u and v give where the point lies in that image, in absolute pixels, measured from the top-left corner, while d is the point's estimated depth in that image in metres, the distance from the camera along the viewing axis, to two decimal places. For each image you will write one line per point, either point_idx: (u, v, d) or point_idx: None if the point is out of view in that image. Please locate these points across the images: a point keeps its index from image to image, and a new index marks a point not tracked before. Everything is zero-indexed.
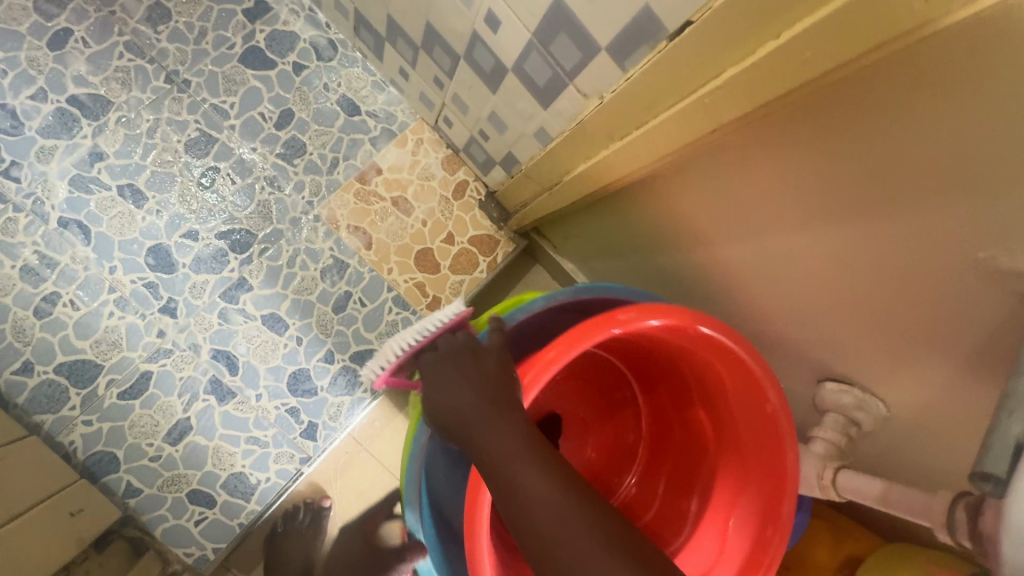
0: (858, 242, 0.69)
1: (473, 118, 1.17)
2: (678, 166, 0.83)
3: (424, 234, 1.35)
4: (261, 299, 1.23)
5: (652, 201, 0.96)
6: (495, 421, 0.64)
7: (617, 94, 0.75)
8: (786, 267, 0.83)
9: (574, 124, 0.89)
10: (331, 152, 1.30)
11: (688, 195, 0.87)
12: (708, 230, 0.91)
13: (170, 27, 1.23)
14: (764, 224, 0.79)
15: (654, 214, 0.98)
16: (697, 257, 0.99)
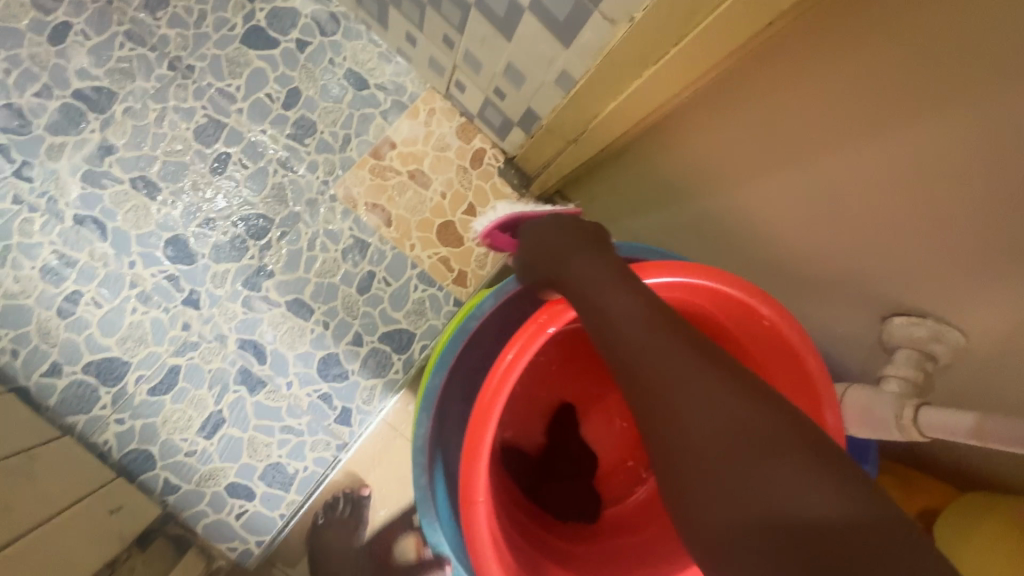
0: (937, 144, 0.62)
1: (487, 76, 1.11)
2: (725, 84, 0.77)
3: (444, 207, 1.30)
4: (283, 285, 1.19)
5: (692, 135, 0.89)
6: (584, 251, 0.75)
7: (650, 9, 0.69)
8: (847, 190, 0.76)
9: (601, 58, 0.82)
10: (342, 129, 1.26)
11: (733, 120, 0.80)
12: (754, 162, 0.84)
13: (169, 12, 1.19)
14: (823, 141, 0.72)
15: (694, 151, 0.91)
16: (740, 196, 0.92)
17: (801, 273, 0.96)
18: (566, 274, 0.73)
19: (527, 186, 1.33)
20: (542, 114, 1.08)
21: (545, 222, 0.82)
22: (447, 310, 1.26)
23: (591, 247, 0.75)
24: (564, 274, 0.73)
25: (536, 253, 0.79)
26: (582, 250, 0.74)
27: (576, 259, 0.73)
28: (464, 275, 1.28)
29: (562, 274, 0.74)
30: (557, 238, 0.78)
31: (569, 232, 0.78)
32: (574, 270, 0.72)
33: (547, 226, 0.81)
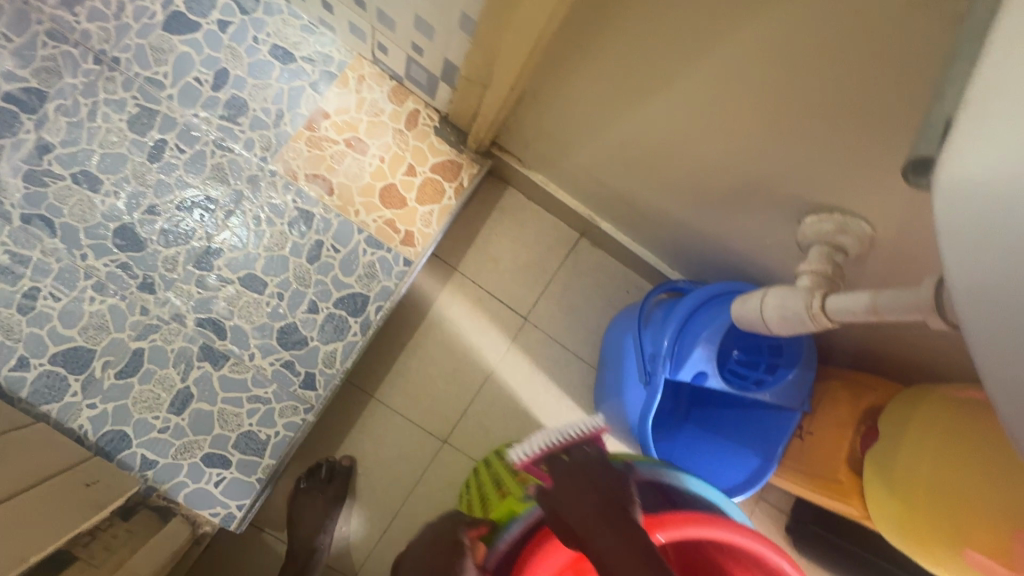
0: (792, 23, 0.64)
1: (402, 32, 1.12)
2: (601, 5, 0.79)
3: (385, 170, 1.32)
4: (234, 261, 1.23)
5: (591, 57, 0.90)
6: (610, 530, 0.79)
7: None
8: (734, 88, 0.77)
9: None
10: (274, 105, 1.28)
11: (621, 32, 0.81)
12: (650, 76, 0.85)
13: (88, 6, 1.21)
14: (700, 38, 0.73)
15: (596, 74, 0.92)
16: (647, 116, 0.94)
17: (719, 184, 0.98)
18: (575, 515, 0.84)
19: (464, 141, 1.36)
20: (458, 63, 1.10)
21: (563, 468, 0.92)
22: (399, 271, 1.30)
23: (611, 518, 0.81)
24: (574, 515, 0.84)
25: (555, 497, 0.88)
26: (592, 500, 0.84)
27: (586, 509, 0.83)
28: (411, 235, 1.32)
29: (571, 513, 0.84)
30: (572, 484, 0.88)
31: (585, 479, 0.89)
32: (577, 511, 0.83)
33: (567, 470, 0.91)
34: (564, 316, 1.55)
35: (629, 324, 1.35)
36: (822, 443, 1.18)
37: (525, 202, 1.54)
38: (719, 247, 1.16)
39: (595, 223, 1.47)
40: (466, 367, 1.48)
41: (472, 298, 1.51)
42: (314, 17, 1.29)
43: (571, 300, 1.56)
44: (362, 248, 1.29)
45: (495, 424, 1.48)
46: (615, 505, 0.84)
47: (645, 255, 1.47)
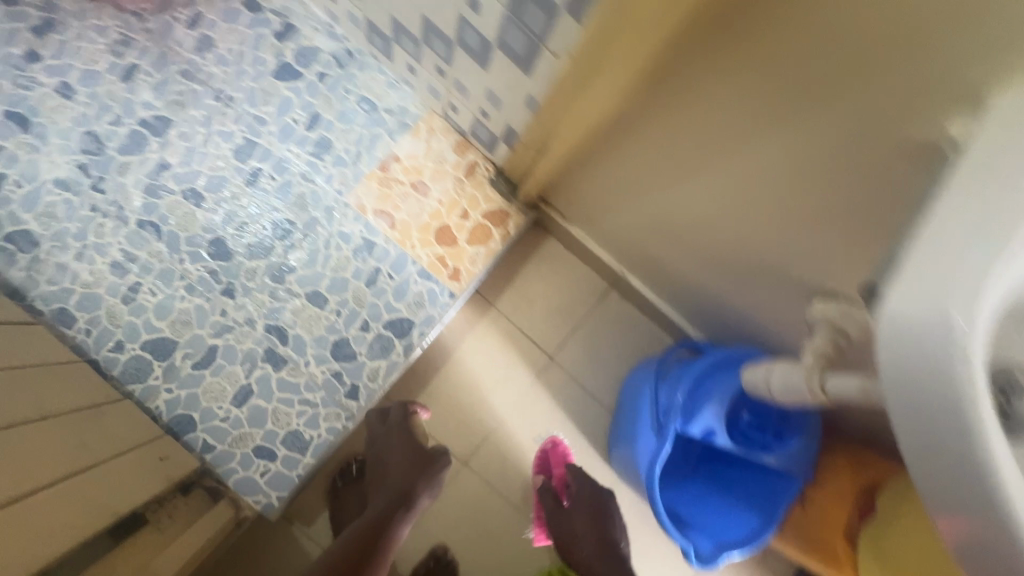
0: (800, 146, 0.77)
1: (473, 99, 1.30)
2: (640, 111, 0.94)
3: (442, 212, 1.49)
4: (304, 278, 1.40)
5: (633, 143, 1.02)
6: None
7: (581, 43, 0.86)
8: (752, 189, 0.90)
9: (553, 84, 1.00)
10: (355, 146, 1.48)
11: (662, 128, 0.93)
12: (679, 167, 0.99)
13: (215, 53, 1.44)
14: (723, 148, 0.87)
15: (635, 157, 1.05)
16: (676, 200, 1.07)
17: (739, 262, 1.09)
18: (590, 552, 1.43)
19: (514, 193, 1.52)
20: (519, 129, 1.26)
21: (587, 517, 1.47)
22: (443, 303, 1.46)
23: None
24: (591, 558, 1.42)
25: (575, 535, 1.45)
26: (603, 553, 1.43)
27: (593, 544, 1.44)
28: (458, 272, 1.47)
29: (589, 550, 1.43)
30: (591, 529, 1.46)
31: (599, 529, 1.46)
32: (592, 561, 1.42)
33: (595, 523, 1.46)
34: (588, 359, 1.66)
35: (647, 374, 1.45)
36: (820, 514, 1.24)
37: (562, 250, 1.68)
38: (737, 315, 1.26)
39: (625, 277, 1.59)
40: (491, 396, 1.61)
41: (505, 333, 1.64)
42: (398, 75, 1.49)
43: (596, 345, 1.67)
44: (414, 279, 1.45)
45: (513, 453, 1.59)
46: (612, 543, 1.44)
47: (669, 311, 1.58)
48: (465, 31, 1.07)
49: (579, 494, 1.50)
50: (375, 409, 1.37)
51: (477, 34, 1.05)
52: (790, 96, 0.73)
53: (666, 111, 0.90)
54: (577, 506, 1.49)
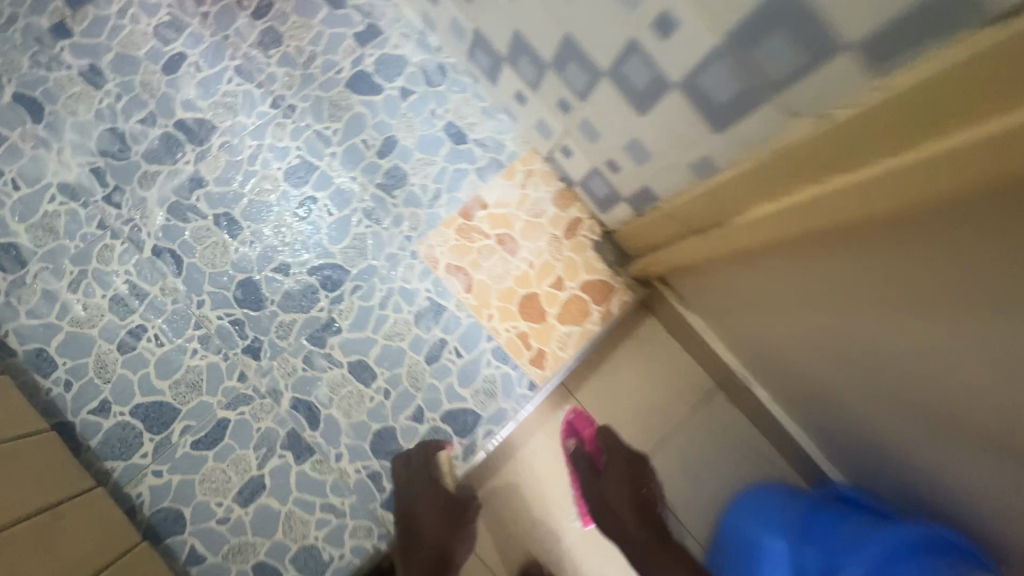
0: None
1: (602, 146, 0.99)
2: (805, 258, 0.73)
3: (531, 277, 1.18)
4: (349, 343, 1.10)
5: (801, 265, 0.75)
6: None
7: (753, 166, 0.69)
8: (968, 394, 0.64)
9: (760, 152, 0.69)
10: (433, 183, 1.18)
11: (852, 272, 0.66)
12: (848, 329, 0.76)
13: (281, 51, 1.17)
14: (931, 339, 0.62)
15: (801, 279, 0.77)
16: (836, 355, 0.84)
17: (908, 431, 0.81)
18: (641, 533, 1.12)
19: (624, 263, 1.20)
20: (662, 194, 0.95)
21: (627, 484, 1.18)
22: (519, 394, 1.13)
23: None
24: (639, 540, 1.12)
25: (615, 510, 1.16)
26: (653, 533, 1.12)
27: (638, 520, 1.13)
28: (541, 356, 1.15)
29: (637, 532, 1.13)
30: (633, 496, 1.18)
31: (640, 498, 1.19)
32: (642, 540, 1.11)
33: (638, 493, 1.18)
34: (683, 480, 1.31)
35: (790, 521, 1.06)
36: None
37: (666, 336, 1.34)
38: None
39: (747, 385, 1.25)
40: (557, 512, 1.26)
41: None
42: (498, 102, 1.20)
43: (695, 462, 1.32)
44: (487, 360, 1.13)
45: None
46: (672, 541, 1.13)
47: (801, 437, 1.22)
48: (632, 61, 0.77)
49: (613, 449, 1.22)
50: (400, 456, 1.05)
51: (650, 68, 0.75)
52: None
53: (841, 273, 0.68)
54: (614, 461, 1.21)
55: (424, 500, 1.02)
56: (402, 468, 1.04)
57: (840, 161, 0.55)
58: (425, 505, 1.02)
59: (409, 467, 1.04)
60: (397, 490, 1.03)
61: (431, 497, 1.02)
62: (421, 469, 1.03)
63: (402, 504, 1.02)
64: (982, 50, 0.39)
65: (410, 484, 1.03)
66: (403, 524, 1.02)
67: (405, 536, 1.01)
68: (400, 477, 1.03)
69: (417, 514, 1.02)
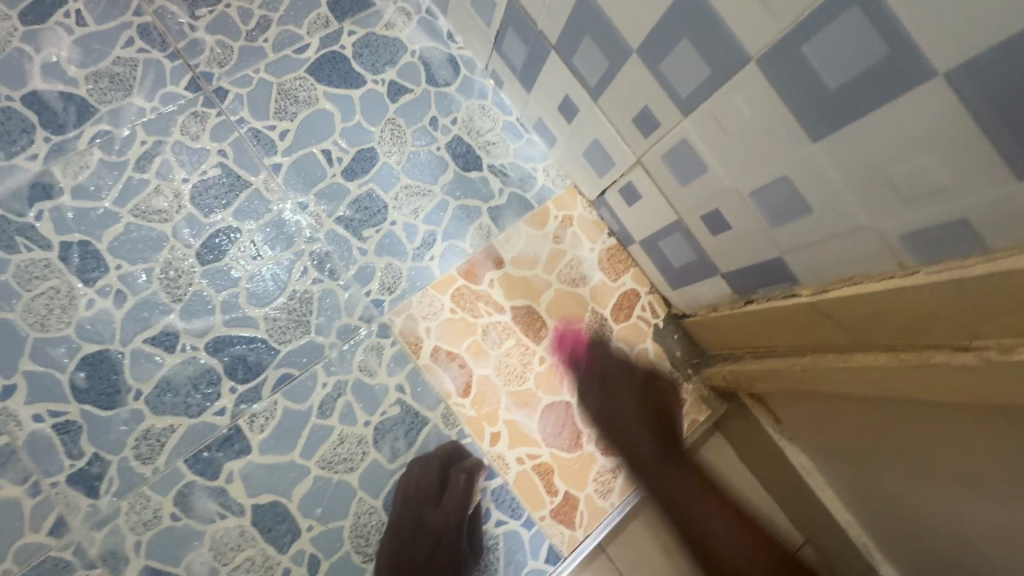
0: None
1: (702, 188, 0.62)
2: (868, 408, 0.60)
3: (561, 377, 0.77)
4: (260, 473, 0.66)
5: (1008, 434, 0.47)
6: None
7: (814, 300, 0.56)
8: None
9: None
10: (425, 223, 0.78)
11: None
12: (912, 491, 0.63)
13: (216, 11, 0.78)
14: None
15: (996, 450, 0.49)
16: (893, 513, 0.69)
17: None
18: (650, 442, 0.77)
19: (697, 364, 0.80)
20: (807, 275, 0.57)
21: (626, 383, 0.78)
22: (531, 570, 0.71)
23: None
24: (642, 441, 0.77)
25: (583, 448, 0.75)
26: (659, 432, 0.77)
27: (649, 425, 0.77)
28: (571, 508, 0.73)
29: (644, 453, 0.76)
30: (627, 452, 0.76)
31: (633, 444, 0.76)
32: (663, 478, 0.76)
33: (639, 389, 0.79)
34: None
35: None
36: None
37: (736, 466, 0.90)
38: None
39: (868, 561, 0.78)
40: None
41: None
42: (529, 115, 0.83)
43: None
44: (486, 511, 0.71)
45: None
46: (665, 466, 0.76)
47: None
48: (835, 29, 0.39)
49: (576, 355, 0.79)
50: (442, 457, 0.71)
51: (880, 42, 0.38)
52: None
53: (915, 435, 0.57)
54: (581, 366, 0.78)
55: (445, 546, 0.69)
56: (432, 490, 0.69)
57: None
58: (443, 549, 0.69)
59: (440, 501, 0.69)
60: (415, 519, 0.69)
61: (448, 555, 0.69)
62: (458, 503, 0.69)
63: (418, 539, 0.69)
64: None
65: (439, 527, 0.69)
66: (409, 551, 0.68)
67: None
68: (428, 501, 0.69)
69: (431, 555, 0.69)
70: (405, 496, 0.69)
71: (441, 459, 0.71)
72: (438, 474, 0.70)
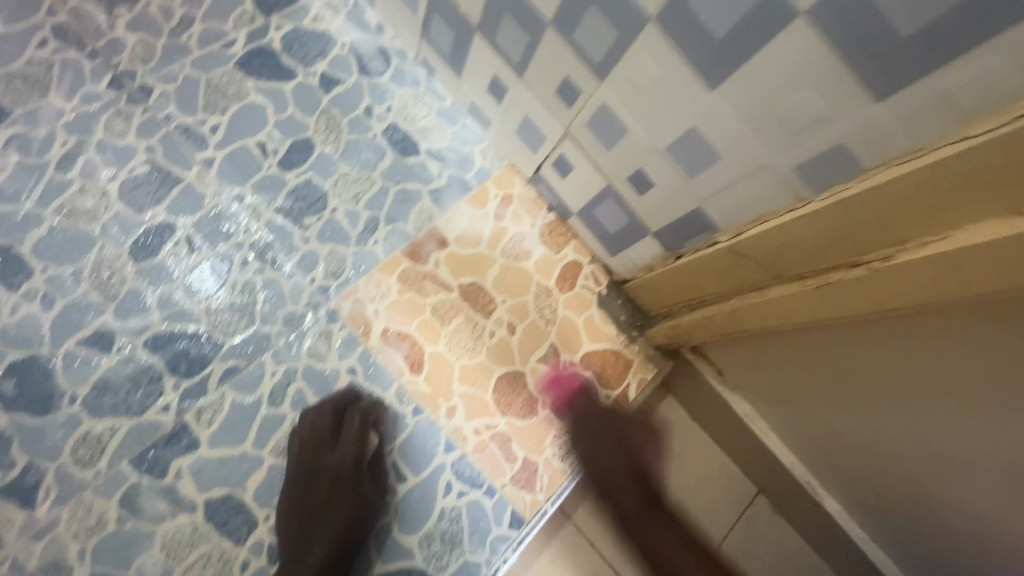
0: None
1: (626, 151, 0.65)
2: (785, 338, 0.67)
3: (512, 348, 0.79)
4: (210, 467, 0.65)
5: (896, 338, 0.53)
6: None
7: (728, 244, 0.61)
8: (959, 485, 0.60)
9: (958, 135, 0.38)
10: (367, 208, 0.79)
11: (992, 350, 0.45)
12: (830, 414, 0.70)
13: (136, 10, 0.77)
14: (918, 429, 0.59)
15: (890, 355, 0.55)
16: (822, 442, 0.76)
17: (893, 508, 0.73)
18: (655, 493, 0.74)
19: (641, 326, 0.84)
20: (724, 222, 0.62)
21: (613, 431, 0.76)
22: (495, 537, 0.72)
23: None
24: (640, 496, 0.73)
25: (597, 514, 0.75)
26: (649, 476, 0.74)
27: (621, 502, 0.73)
28: (532, 474, 0.75)
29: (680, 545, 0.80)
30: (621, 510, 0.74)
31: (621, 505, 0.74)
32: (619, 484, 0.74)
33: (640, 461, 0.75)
34: None
35: None
36: None
37: (690, 424, 0.94)
38: None
39: (812, 496, 0.84)
40: None
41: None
42: (463, 100, 0.85)
43: None
44: (447, 483, 0.72)
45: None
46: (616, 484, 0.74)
47: None
48: None
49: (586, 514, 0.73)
50: (330, 405, 0.70)
51: None
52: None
53: (824, 359, 0.63)
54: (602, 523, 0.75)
55: (343, 488, 0.67)
56: (325, 436, 0.68)
57: (1022, 188, 0.35)
58: (343, 491, 0.67)
59: (336, 444, 0.68)
60: (311, 462, 0.67)
61: (350, 498, 0.67)
62: (354, 442, 0.68)
63: (316, 485, 0.66)
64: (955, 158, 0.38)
65: (337, 469, 0.68)
66: (306, 499, 0.66)
67: (294, 530, 0.65)
68: (322, 444, 0.67)
69: (329, 498, 0.66)
70: (301, 443, 0.68)
71: (334, 405, 0.70)
72: (332, 418, 0.69)
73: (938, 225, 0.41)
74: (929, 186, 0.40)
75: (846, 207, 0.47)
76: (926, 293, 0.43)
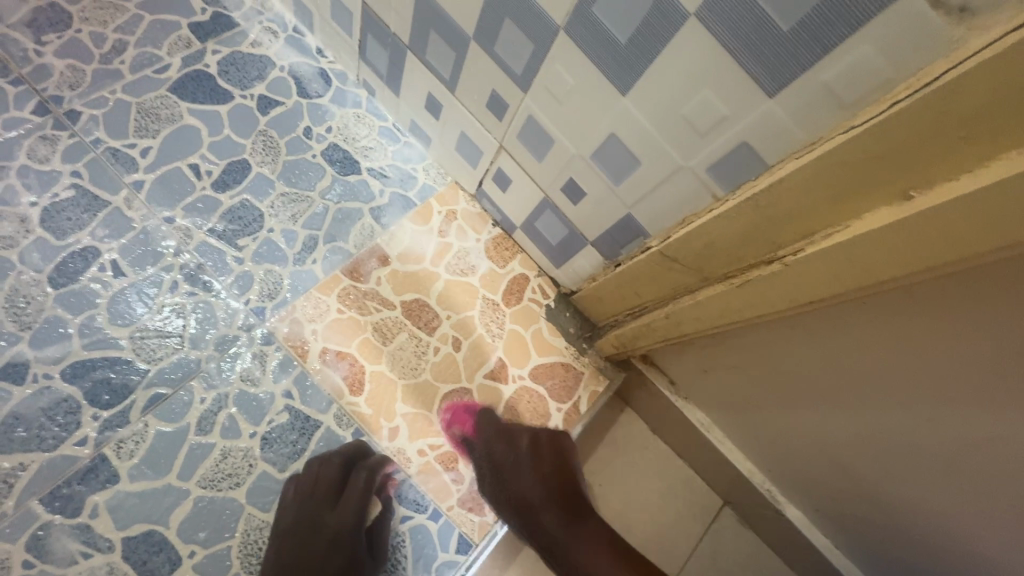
0: (996, 465, 0.47)
1: (556, 161, 0.66)
2: (723, 340, 0.67)
3: (457, 365, 0.77)
4: (132, 501, 0.62)
5: (820, 330, 0.54)
6: None
7: (657, 248, 0.62)
8: (900, 480, 0.60)
9: (847, 124, 0.39)
10: (305, 228, 0.78)
11: (905, 336, 0.46)
12: (773, 416, 0.70)
13: (67, 37, 0.77)
14: (855, 424, 0.59)
15: (817, 348, 0.56)
16: (772, 447, 0.75)
17: (845, 511, 0.73)
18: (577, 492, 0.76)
19: (590, 337, 0.83)
20: (654, 227, 0.62)
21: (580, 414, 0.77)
22: (442, 563, 0.70)
23: None
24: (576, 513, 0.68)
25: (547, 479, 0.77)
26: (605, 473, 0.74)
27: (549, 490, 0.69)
28: (479, 494, 0.72)
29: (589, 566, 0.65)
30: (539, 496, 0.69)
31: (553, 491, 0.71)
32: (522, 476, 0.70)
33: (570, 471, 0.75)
34: None
35: None
36: None
37: (650, 437, 0.92)
38: None
39: (772, 505, 0.82)
40: None
41: None
42: (403, 119, 0.85)
43: None
44: (390, 508, 0.70)
45: None
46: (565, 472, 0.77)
47: None
48: None
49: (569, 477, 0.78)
50: (340, 459, 0.68)
51: None
52: (965, 399, 0.46)
53: (760, 358, 0.64)
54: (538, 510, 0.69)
55: (342, 550, 0.66)
56: (330, 489, 0.67)
57: (900, 174, 0.36)
58: (342, 551, 0.66)
59: (339, 501, 0.67)
60: (311, 518, 0.65)
61: (346, 555, 0.66)
62: (357, 500, 0.66)
63: (313, 539, 0.65)
64: (844, 146, 0.39)
65: (338, 527, 0.66)
66: (300, 552, 0.64)
67: None
68: (325, 501, 0.66)
69: (327, 556, 0.65)
70: (302, 496, 0.66)
71: (344, 457, 0.68)
72: (339, 471, 0.68)
73: (831, 217, 0.42)
74: (823, 176, 0.41)
75: (755, 203, 0.47)
76: (833, 285, 0.44)
